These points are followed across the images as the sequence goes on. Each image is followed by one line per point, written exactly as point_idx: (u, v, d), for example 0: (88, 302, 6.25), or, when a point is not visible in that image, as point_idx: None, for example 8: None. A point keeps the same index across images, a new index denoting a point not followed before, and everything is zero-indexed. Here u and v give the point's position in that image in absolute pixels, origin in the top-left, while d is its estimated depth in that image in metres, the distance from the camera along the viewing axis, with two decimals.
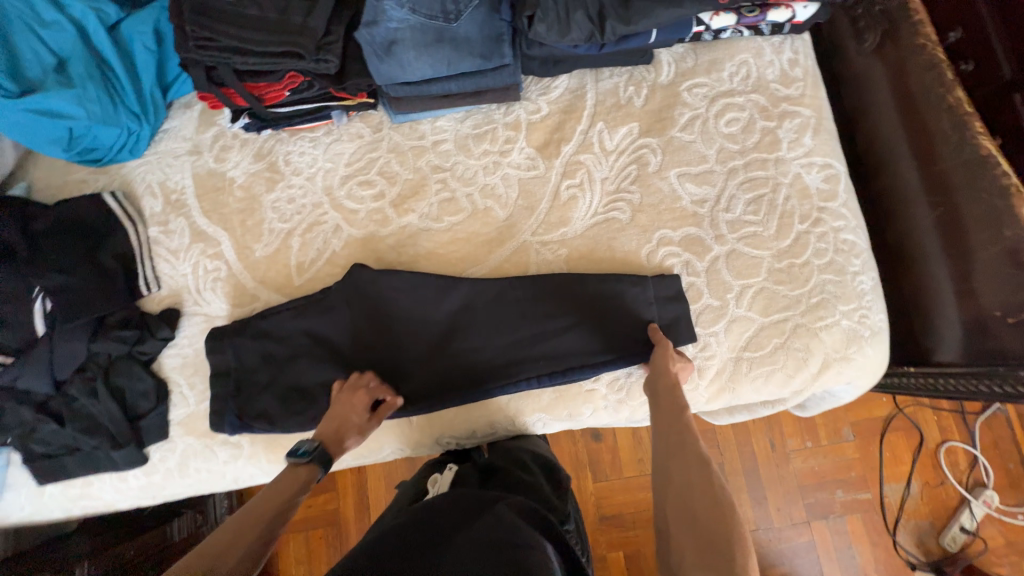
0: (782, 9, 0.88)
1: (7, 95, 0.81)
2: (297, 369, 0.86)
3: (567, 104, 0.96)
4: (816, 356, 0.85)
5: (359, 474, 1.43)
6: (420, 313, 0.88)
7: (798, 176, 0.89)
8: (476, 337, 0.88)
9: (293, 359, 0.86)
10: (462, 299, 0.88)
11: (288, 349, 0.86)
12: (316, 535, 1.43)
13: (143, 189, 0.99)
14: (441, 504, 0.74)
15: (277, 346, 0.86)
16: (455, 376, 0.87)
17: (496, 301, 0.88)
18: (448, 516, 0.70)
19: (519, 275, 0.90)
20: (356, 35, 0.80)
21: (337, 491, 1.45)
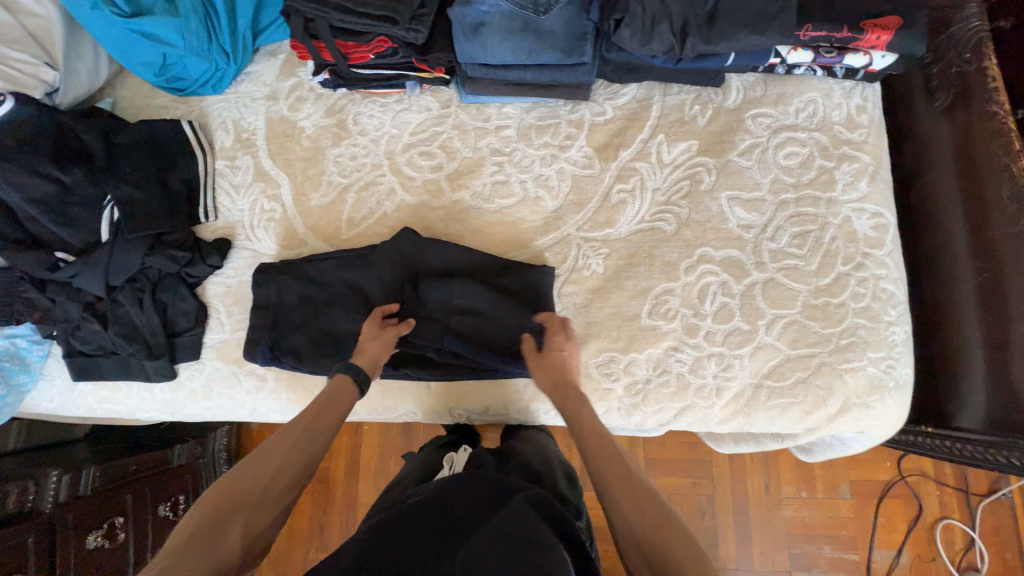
0: (860, 54, 0.89)
1: (119, 14, 0.88)
2: (331, 315, 0.89)
3: (631, 112, 0.99)
4: (836, 397, 0.86)
5: (355, 439, 1.46)
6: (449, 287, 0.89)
7: (847, 219, 0.90)
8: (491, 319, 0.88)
9: (330, 306, 0.90)
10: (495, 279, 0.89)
11: (327, 295, 0.90)
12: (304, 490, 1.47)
13: (218, 124, 1.04)
14: (441, 495, 0.72)
15: (316, 290, 0.90)
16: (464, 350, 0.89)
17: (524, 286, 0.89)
18: (453, 512, 0.69)
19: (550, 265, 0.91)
20: (449, 12, 0.84)
21: (331, 452, 1.48)
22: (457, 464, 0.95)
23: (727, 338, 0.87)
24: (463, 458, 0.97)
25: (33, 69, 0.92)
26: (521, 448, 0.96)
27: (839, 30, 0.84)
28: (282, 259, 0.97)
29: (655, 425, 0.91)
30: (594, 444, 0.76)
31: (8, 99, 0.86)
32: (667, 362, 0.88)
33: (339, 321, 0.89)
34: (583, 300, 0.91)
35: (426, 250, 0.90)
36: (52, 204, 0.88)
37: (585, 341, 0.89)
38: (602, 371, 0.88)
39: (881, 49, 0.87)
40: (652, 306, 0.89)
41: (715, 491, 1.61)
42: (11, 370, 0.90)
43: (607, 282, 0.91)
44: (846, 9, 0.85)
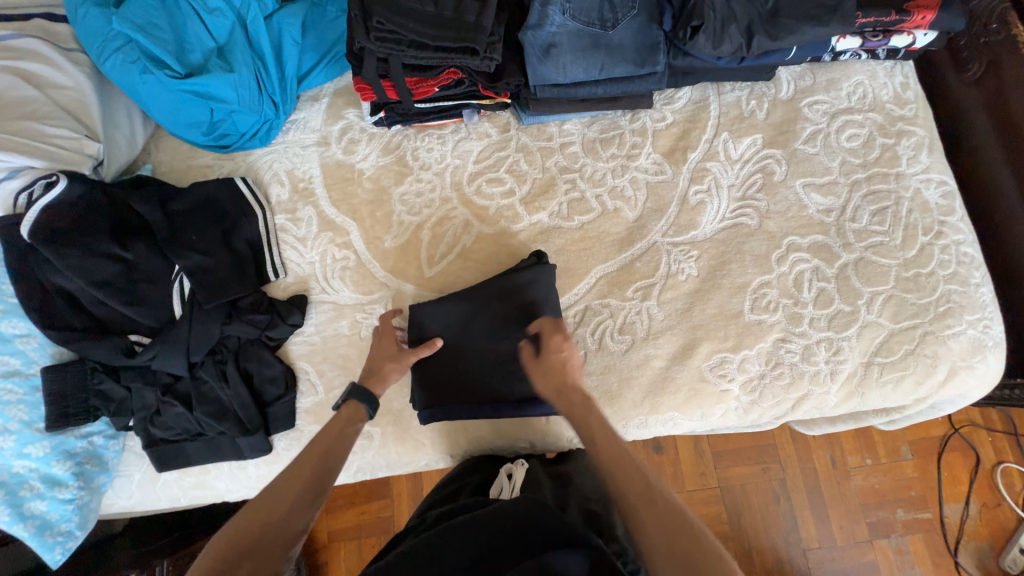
0: (904, 35, 0.94)
1: (173, 76, 0.84)
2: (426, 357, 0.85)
3: (690, 114, 1.00)
4: (944, 363, 0.88)
5: (415, 478, 1.29)
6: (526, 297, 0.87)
7: (918, 191, 0.94)
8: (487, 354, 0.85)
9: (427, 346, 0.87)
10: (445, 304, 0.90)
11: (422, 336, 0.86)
12: (369, 544, 1.28)
13: (270, 177, 0.98)
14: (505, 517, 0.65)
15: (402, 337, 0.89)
16: (585, 359, 0.90)
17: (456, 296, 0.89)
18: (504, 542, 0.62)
19: (436, 306, 0.86)
20: (520, 37, 0.84)
21: (390, 498, 1.30)
22: (519, 482, 0.81)
23: (832, 321, 0.89)
24: (523, 475, 0.83)
25: (75, 144, 0.85)
26: (581, 477, 0.84)
27: (887, 15, 0.89)
28: (365, 306, 0.92)
29: (771, 418, 0.91)
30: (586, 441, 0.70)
31: (58, 180, 0.80)
32: (778, 355, 0.88)
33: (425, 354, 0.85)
34: (684, 305, 0.91)
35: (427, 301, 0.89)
36: (120, 285, 0.82)
37: (695, 345, 0.89)
38: (716, 373, 0.88)
39: (924, 28, 0.92)
40: (752, 301, 0.90)
41: (786, 473, 1.48)
42: (92, 472, 0.81)
43: (704, 285, 0.91)
44: None
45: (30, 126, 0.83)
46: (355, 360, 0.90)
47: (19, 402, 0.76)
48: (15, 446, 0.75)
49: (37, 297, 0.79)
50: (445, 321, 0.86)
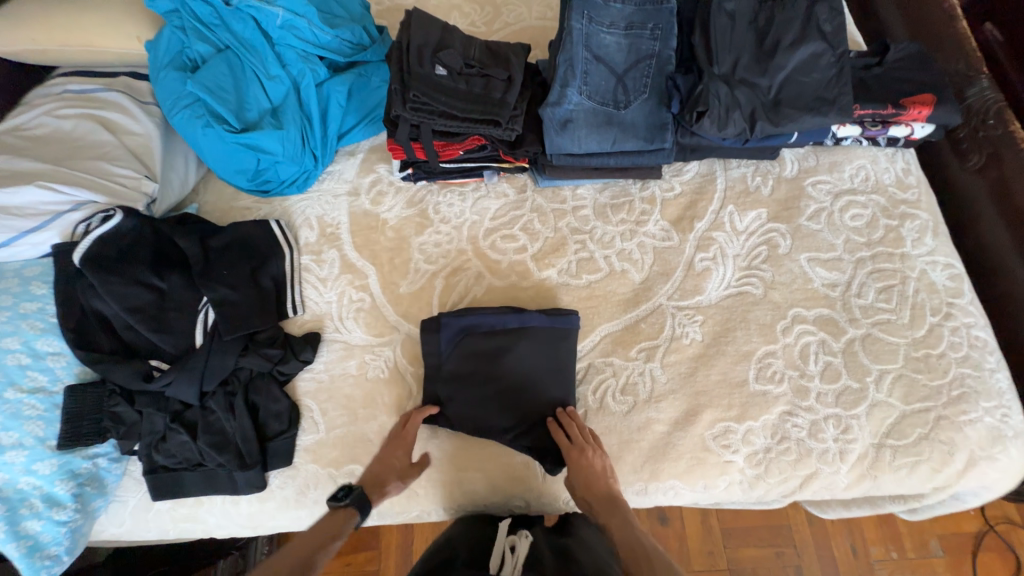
0: (902, 126, 1.00)
1: (229, 130, 0.94)
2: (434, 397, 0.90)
3: (698, 186, 1.06)
4: (961, 451, 0.84)
5: (407, 528, 1.25)
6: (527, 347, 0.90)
7: (924, 271, 0.95)
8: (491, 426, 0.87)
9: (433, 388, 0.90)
10: (450, 335, 0.91)
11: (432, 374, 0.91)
12: None
13: (301, 221, 1.06)
14: None
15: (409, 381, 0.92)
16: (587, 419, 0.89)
17: (459, 371, 0.90)
18: None
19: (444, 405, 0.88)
20: (540, 112, 0.92)
21: (379, 549, 1.25)
22: (521, 556, 0.77)
23: (839, 398, 0.87)
24: (526, 548, 0.79)
25: (135, 183, 0.95)
26: (581, 552, 0.81)
27: (885, 107, 0.96)
28: (375, 348, 0.95)
29: (778, 496, 0.88)
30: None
31: (115, 214, 0.89)
32: (784, 428, 0.86)
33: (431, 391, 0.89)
34: (687, 369, 0.91)
35: (433, 393, 0.90)
36: (151, 311, 0.88)
37: (698, 412, 0.88)
38: (720, 443, 0.86)
39: (921, 121, 0.98)
40: (757, 370, 0.90)
41: (802, 561, 1.37)
42: (90, 495, 0.82)
43: (708, 350, 0.92)
44: (883, 93, 0.98)
45: (100, 166, 0.93)
46: (359, 401, 0.92)
47: (38, 418, 0.79)
48: (24, 462, 0.77)
49: (75, 318, 0.85)
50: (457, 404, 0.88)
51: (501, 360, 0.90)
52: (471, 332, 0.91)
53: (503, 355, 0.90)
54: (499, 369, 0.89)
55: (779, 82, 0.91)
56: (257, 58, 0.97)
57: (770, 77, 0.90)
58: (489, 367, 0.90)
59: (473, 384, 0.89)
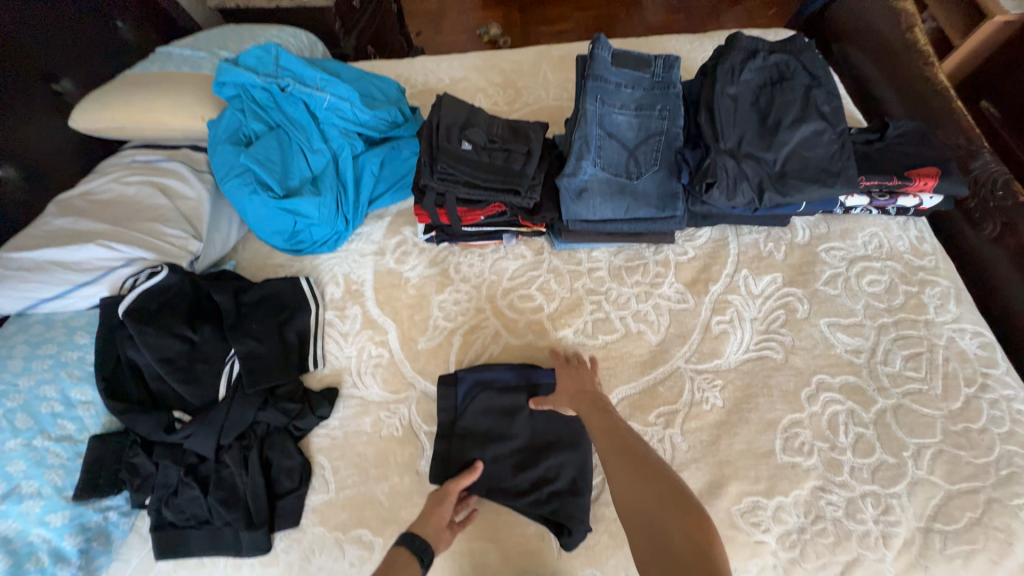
0: (910, 197, 1.03)
1: (273, 195, 1.01)
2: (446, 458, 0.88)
3: (710, 251, 1.09)
4: (1021, 540, 0.76)
5: None
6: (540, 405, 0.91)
7: (952, 339, 0.93)
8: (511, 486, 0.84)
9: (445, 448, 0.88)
10: (465, 390, 0.92)
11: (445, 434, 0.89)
12: None
13: (329, 278, 1.12)
14: None
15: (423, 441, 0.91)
16: (605, 487, 0.86)
17: (473, 428, 0.90)
18: None
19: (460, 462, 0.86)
20: (557, 182, 0.98)
21: None
22: None
23: (875, 474, 0.82)
24: None
25: (182, 242, 1.03)
26: None
27: (891, 178, 0.99)
28: (390, 405, 0.96)
29: None
30: (607, 455, 0.69)
31: (161, 270, 0.95)
32: (818, 506, 0.81)
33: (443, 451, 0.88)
34: (709, 437, 0.88)
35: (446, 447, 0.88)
36: (181, 362, 0.92)
37: (723, 484, 0.83)
38: (748, 520, 0.81)
39: (928, 192, 1.01)
40: (784, 440, 0.86)
41: None
42: (95, 552, 0.80)
43: (730, 417, 0.89)
44: (888, 165, 1.02)
45: (154, 227, 1.02)
46: (371, 459, 0.91)
47: (59, 467, 0.80)
48: (39, 512, 0.77)
49: (110, 368, 0.88)
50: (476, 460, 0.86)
51: (514, 417, 0.90)
52: (488, 386, 0.92)
53: (517, 412, 0.90)
54: (513, 427, 0.89)
55: (784, 156, 0.96)
56: (302, 134, 1.08)
57: (775, 151, 0.95)
58: (503, 424, 0.89)
59: (486, 445, 0.88)
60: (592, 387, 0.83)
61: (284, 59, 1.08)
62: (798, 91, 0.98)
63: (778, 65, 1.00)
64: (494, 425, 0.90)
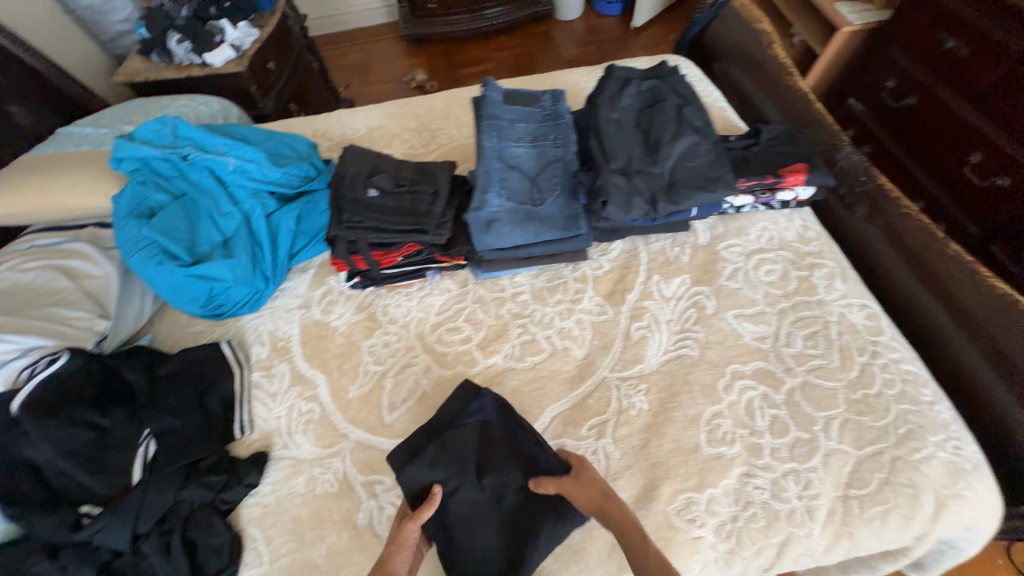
0: (788, 191, 1.14)
1: (181, 264, 1.00)
2: (410, 474, 0.82)
3: (624, 262, 1.15)
4: (926, 492, 0.82)
5: None
6: (533, 452, 0.87)
7: (842, 314, 1.01)
8: (473, 530, 0.82)
9: (422, 467, 0.82)
10: (475, 410, 0.91)
11: (432, 447, 0.84)
12: None
13: (254, 338, 1.10)
14: None
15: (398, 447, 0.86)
16: None
17: (459, 454, 0.85)
18: None
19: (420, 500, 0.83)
20: (465, 217, 1.02)
21: None
22: None
23: (793, 451, 0.87)
24: None
25: (87, 323, 0.99)
26: None
27: (767, 177, 1.10)
28: (323, 460, 0.93)
29: (759, 572, 0.82)
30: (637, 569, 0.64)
31: (60, 355, 0.91)
32: (746, 492, 0.84)
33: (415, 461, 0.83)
34: (640, 441, 0.90)
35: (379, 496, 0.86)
36: (87, 453, 0.86)
37: (657, 486, 0.85)
38: (684, 518, 0.82)
39: (800, 185, 1.12)
40: (708, 432, 0.90)
41: None
42: None
43: (657, 418, 0.92)
44: (764, 166, 1.13)
45: (54, 311, 0.98)
46: (306, 522, 0.87)
47: None
48: None
49: (4, 471, 0.81)
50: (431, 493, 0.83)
51: (502, 452, 0.87)
52: (489, 427, 0.90)
53: (509, 450, 0.87)
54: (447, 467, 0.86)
55: (671, 167, 1.04)
56: (210, 199, 1.07)
57: (661, 165, 1.04)
58: (485, 460, 0.86)
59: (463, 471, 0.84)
60: (606, 489, 0.75)
61: (183, 130, 1.09)
62: (673, 111, 1.08)
63: (652, 90, 1.12)
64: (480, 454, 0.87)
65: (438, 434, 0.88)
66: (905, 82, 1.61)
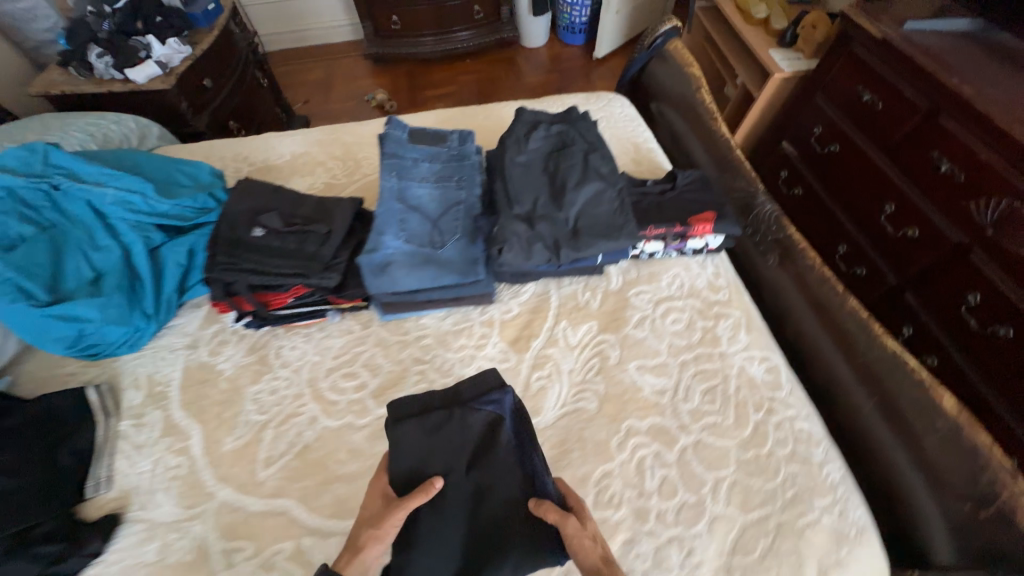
0: (697, 239, 1.14)
1: (34, 304, 0.89)
2: (402, 432, 0.80)
3: (534, 305, 1.12)
4: (810, 561, 0.80)
5: None
6: (535, 472, 0.79)
7: (742, 368, 1.00)
8: (442, 523, 0.75)
9: (420, 431, 0.80)
10: (492, 400, 0.85)
11: (438, 416, 0.82)
12: None
13: (129, 381, 1.01)
14: None
15: (406, 401, 0.84)
16: None
17: (454, 441, 0.81)
18: None
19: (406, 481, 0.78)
20: (357, 259, 0.97)
21: None
22: None
23: (679, 515, 0.83)
24: None
25: None
26: None
27: (674, 225, 1.10)
28: (182, 524, 0.84)
29: None
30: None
31: None
32: (628, 561, 0.80)
33: (414, 417, 0.81)
34: None
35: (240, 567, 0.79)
36: None
37: None
38: None
39: (709, 234, 1.12)
40: (595, 494, 0.86)
41: None
42: None
43: None
44: (674, 213, 1.13)
45: None
46: None
47: None
48: None
49: None
50: (415, 465, 0.79)
51: (499, 459, 0.80)
52: (499, 429, 0.83)
53: (506, 460, 0.80)
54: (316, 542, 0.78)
55: (574, 213, 1.03)
56: (84, 233, 1.00)
57: (565, 211, 1.02)
58: (481, 456, 0.81)
59: (451, 458, 0.80)
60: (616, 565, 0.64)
61: (55, 156, 1.00)
62: (579, 157, 1.07)
63: (559, 134, 1.12)
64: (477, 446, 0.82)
65: (446, 412, 0.83)
66: (830, 128, 1.65)
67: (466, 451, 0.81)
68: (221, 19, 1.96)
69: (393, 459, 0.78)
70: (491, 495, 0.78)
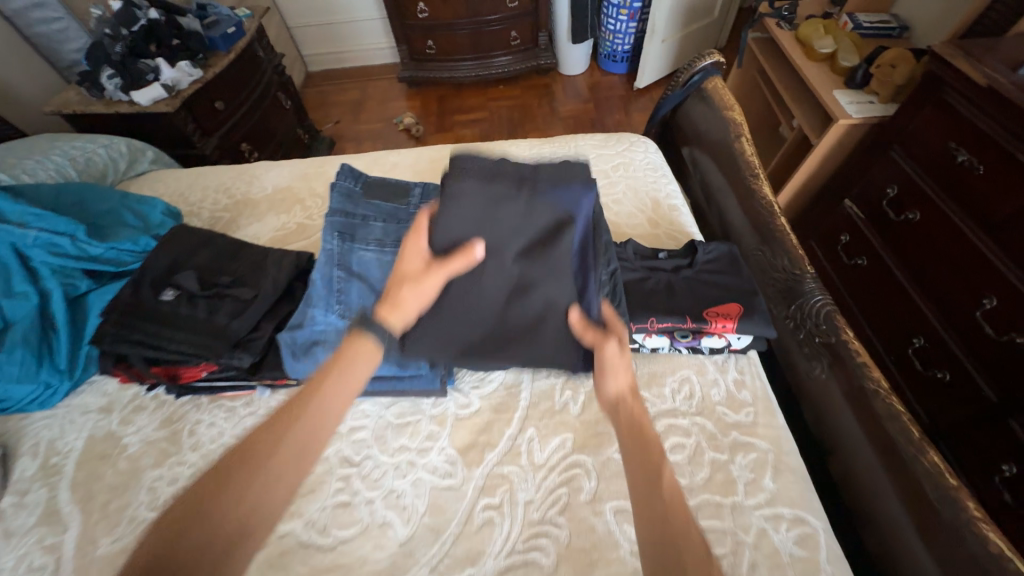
0: (715, 337, 0.89)
1: None
2: (462, 186, 0.72)
3: (499, 402, 0.91)
4: None
5: None
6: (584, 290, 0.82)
7: (762, 532, 0.73)
8: (486, 288, 0.80)
9: (481, 191, 0.72)
10: (565, 203, 0.75)
11: (503, 186, 0.72)
12: None
13: (28, 447, 0.89)
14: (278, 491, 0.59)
15: (474, 160, 0.74)
16: None
17: (513, 224, 0.75)
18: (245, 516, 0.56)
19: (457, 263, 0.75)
20: (278, 336, 0.82)
21: None
22: None
23: None
24: None
25: None
26: None
27: (684, 320, 0.86)
28: None
29: None
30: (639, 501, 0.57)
31: None
32: None
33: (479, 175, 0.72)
34: None
35: None
36: None
37: None
38: None
39: (732, 333, 0.87)
40: None
41: None
42: None
43: None
44: (687, 301, 0.90)
45: None
46: None
47: None
48: None
49: None
50: (477, 218, 0.73)
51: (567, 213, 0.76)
52: (566, 228, 0.77)
53: (565, 259, 0.78)
54: None
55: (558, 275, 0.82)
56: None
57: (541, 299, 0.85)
58: (535, 253, 0.78)
59: (513, 234, 0.76)
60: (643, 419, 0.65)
61: None
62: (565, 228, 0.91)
63: None
64: (538, 235, 0.78)
65: (514, 189, 0.73)
66: (907, 190, 1.33)
67: (526, 237, 0.77)
68: (240, 43, 1.93)
69: (449, 216, 0.73)
70: (535, 286, 0.80)
